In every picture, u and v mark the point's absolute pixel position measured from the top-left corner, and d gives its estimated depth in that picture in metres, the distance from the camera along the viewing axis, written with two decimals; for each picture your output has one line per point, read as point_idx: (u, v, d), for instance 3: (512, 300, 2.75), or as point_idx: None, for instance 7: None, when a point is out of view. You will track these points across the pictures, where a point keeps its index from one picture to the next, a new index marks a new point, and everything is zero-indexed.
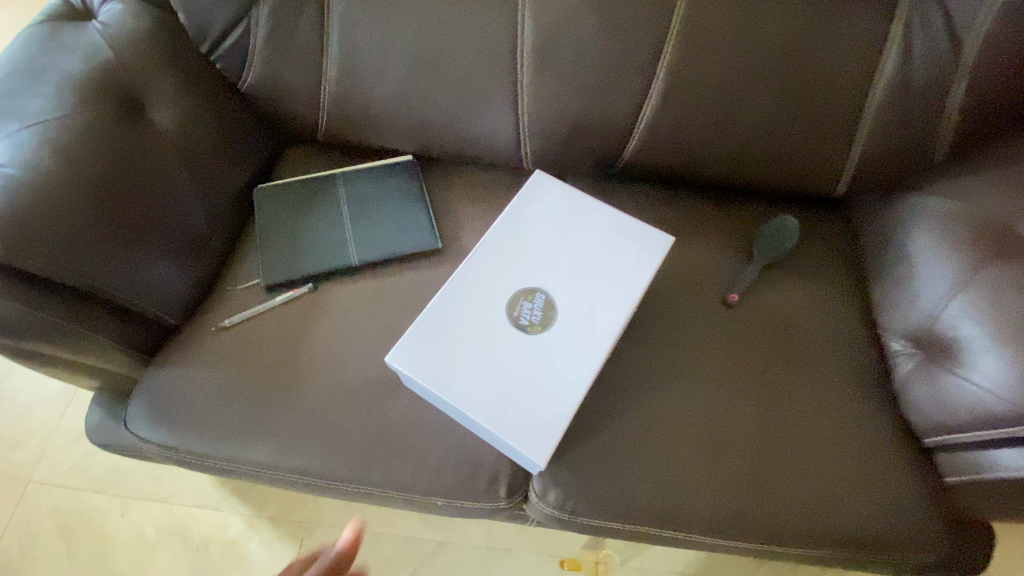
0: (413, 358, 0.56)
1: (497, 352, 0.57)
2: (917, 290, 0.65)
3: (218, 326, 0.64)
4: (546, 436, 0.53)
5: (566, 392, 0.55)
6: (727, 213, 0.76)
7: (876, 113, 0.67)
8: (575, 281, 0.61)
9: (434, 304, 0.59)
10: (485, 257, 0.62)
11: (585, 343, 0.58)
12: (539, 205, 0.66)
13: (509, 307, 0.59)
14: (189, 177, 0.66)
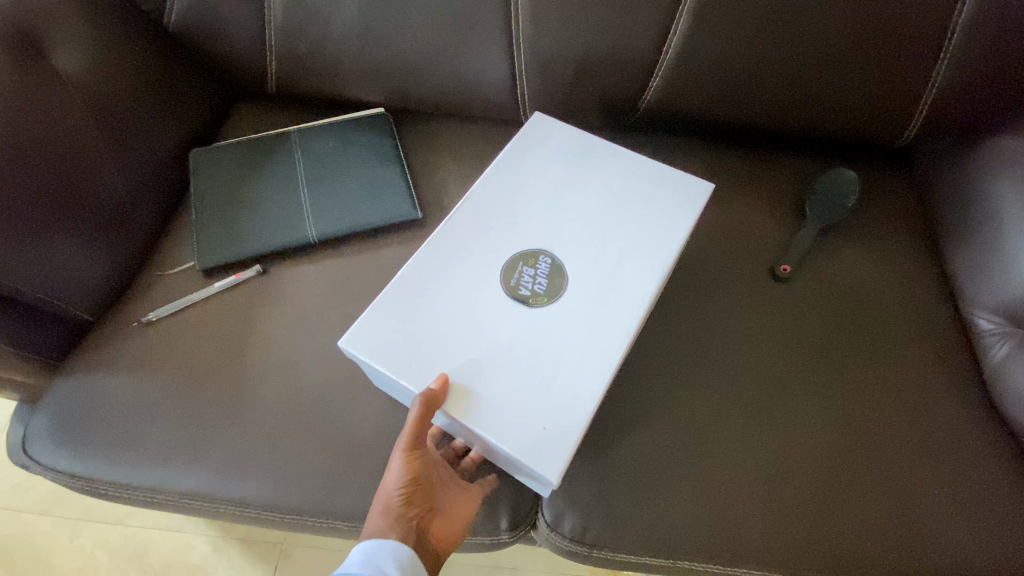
0: (378, 341, 0.44)
1: (489, 332, 0.44)
2: (1016, 256, 0.52)
3: (143, 321, 0.52)
4: (560, 437, 0.41)
5: (584, 378, 0.43)
6: (767, 168, 0.63)
7: (964, 33, 0.53)
8: (589, 244, 0.49)
9: (407, 274, 0.46)
10: (473, 216, 0.49)
11: (605, 318, 0.45)
12: (540, 152, 0.53)
13: (505, 274, 0.47)
14: (102, 134, 0.52)
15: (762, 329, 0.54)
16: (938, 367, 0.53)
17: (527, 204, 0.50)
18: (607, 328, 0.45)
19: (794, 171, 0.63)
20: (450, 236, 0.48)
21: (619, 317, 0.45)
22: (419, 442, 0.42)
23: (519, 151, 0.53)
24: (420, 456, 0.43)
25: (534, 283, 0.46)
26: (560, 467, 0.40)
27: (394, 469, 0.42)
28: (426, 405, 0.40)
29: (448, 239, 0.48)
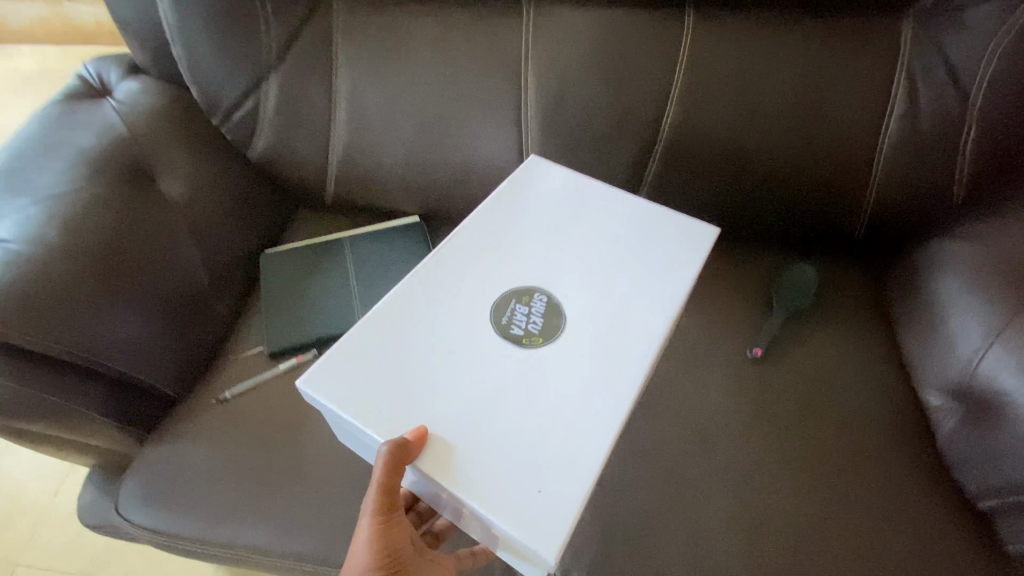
0: (341, 383, 0.45)
1: (476, 371, 0.46)
2: (951, 343, 0.61)
3: (219, 398, 0.62)
4: (563, 501, 0.40)
5: (588, 434, 0.43)
6: (742, 264, 0.74)
7: (888, 160, 0.64)
8: (591, 284, 0.52)
9: (394, 311, 0.49)
10: (471, 257, 0.53)
11: (621, 357, 0.47)
12: (541, 193, 0.58)
13: (498, 313, 0.50)
14: (195, 244, 0.65)
15: (740, 405, 0.63)
16: (895, 441, 0.61)
17: (528, 246, 0.54)
18: (618, 379, 0.46)
19: (766, 263, 0.74)
20: (426, 285, 0.51)
21: (634, 350, 0.48)
22: (387, 504, 0.42)
23: (500, 202, 0.57)
24: (390, 525, 0.43)
25: (529, 322, 0.49)
26: (559, 537, 0.39)
27: (364, 537, 0.42)
28: (394, 457, 0.39)
29: (429, 292, 0.50)
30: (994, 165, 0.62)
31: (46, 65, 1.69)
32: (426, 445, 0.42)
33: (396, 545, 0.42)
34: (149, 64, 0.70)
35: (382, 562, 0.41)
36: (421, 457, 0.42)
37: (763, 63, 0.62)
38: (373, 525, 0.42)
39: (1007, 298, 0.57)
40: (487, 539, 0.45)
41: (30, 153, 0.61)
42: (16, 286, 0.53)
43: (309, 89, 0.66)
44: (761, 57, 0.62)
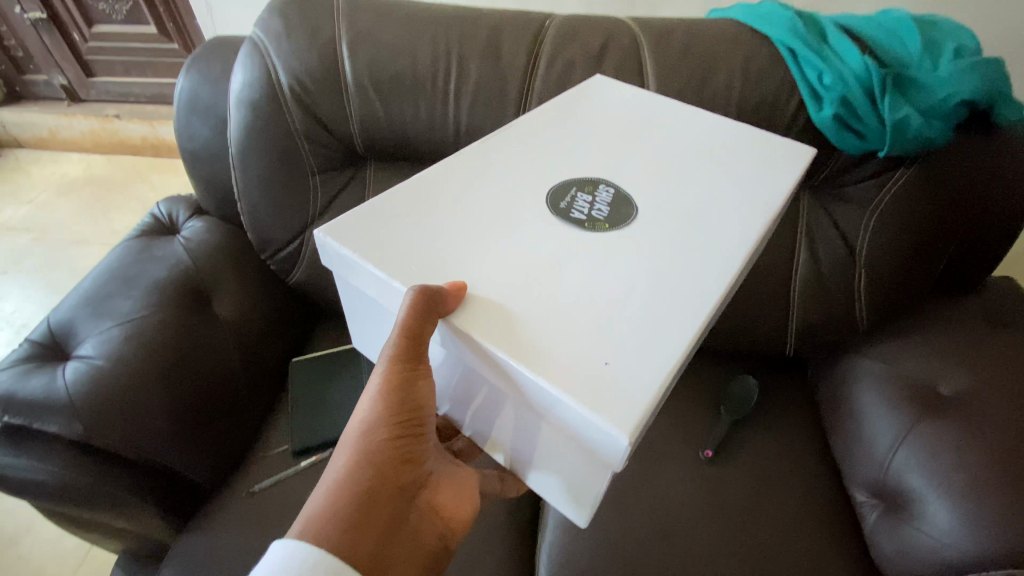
0: (369, 243, 0.42)
1: (535, 249, 0.43)
2: (869, 445, 0.72)
3: (248, 491, 0.73)
4: (643, 379, 0.34)
5: (670, 318, 0.38)
6: (694, 375, 0.89)
7: (800, 294, 0.80)
8: (660, 183, 0.49)
9: (441, 196, 0.47)
10: (531, 151, 0.52)
11: (699, 243, 0.43)
12: (605, 101, 0.61)
13: (560, 198, 0.47)
14: (239, 355, 0.79)
15: (695, 496, 0.74)
16: (832, 531, 0.71)
17: (591, 148, 0.53)
18: (708, 275, 0.41)
19: (716, 373, 0.89)
20: (474, 174, 0.49)
21: (718, 241, 0.44)
22: (405, 358, 0.40)
23: (556, 115, 0.58)
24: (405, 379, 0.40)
25: (591, 209, 0.46)
26: (637, 415, 0.32)
27: (373, 385, 0.41)
28: (423, 299, 0.36)
29: (483, 177, 0.49)
30: (888, 303, 0.75)
31: (90, 172, 1.90)
32: (462, 301, 0.39)
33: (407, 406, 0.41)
34: (212, 206, 0.88)
35: (398, 416, 0.41)
36: (455, 311, 0.38)
37: None
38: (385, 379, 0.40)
39: (908, 409, 0.70)
40: (540, 442, 0.41)
41: (112, 283, 0.76)
42: (100, 394, 0.64)
43: None
44: None
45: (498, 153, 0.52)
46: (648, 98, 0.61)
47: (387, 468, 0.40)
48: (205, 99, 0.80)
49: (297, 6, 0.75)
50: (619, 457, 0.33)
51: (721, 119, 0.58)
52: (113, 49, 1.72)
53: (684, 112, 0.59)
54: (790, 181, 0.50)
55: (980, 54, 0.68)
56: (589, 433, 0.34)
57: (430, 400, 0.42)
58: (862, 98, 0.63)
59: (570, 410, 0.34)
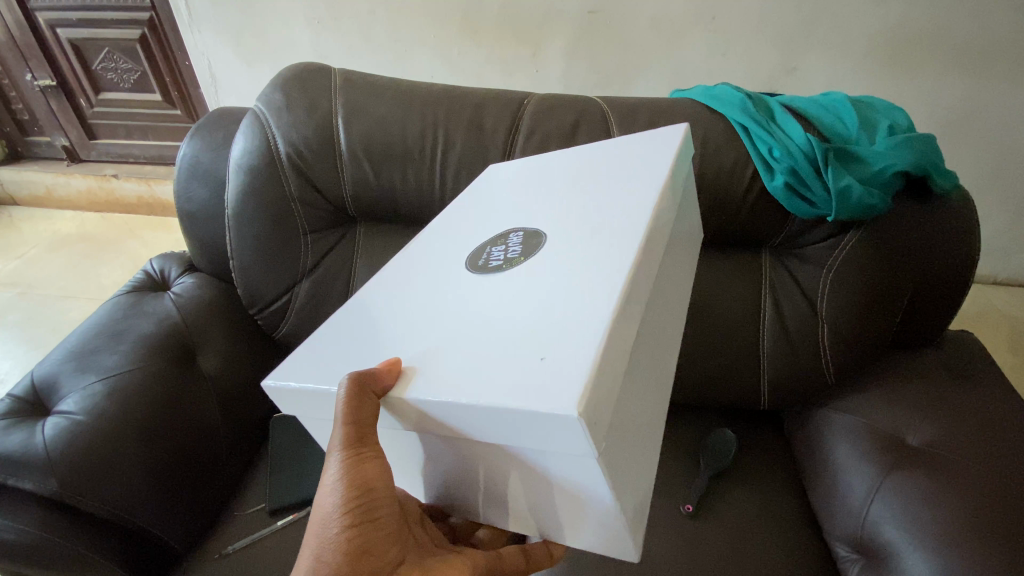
0: (311, 364, 0.46)
1: (466, 300, 0.46)
2: (844, 497, 0.73)
3: (221, 553, 0.72)
4: (577, 358, 0.35)
5: (586, 302, 0.40)
6: (673, 430, 0.91)
7: (768, 347, 0.84)
8: (565, 213, 0.53)
9: (373, 296, 0.52)
10: (453, 231, 0.59)
11: (612, 238, 0.46)
12: (510, 173, 0.68)
13: (475, 260, 0.52)
14: (219, 409, 0.79)
15: (675, 552, 0.73)
16: None
17: (501, 211, 0.59)
18: (614, 256, 0.44)
19: (695, 427, 0.91)
20: (399, 274, 0.55)
21: (622, 231, 0.46)
22: (356, 442, 0.40)
23: (474, 203, 0.63)
24: (361, 461, 0.41)
25: (506, 254, 0.50)
26: (580, 388, 0.33)
27: (330, 478, 0.41)
28: (356, 386, 0.38)
29: (403, 273, 0.55)
30: (852, 356, 0.79)
31: (83, 229, 1.93)
32: (400, 375, 0.41)
33: (364, 491, 0.41)
34: (204, 264, 0.91)
35: (350, 504, 0.40)
36: (393, 388, 0.40)
37: None
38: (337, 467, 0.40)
39: (879, 460, 0.71)
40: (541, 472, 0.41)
41: (99, 339, 0.77)
42: (78, 451, 0.64)
43: (333, 288, 0.85)
44: None
45: (426, 245, 0.59)
46: (543, 158, 0.67)
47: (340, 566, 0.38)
48: (206, 164, 0.85)
49: (297, 84, 0.82)
50: (583, 435, 0.33)
51: (605, 143, 0.64)
52: (117, 114, 1.80)
53: (572, 154, 0.65)
54: (671, 160, 0.55)
55: (913, 130, 0.75)
56: (545, 428, 0.34)
57: (383, 481, 0.42)
58: (807, 169, 0.71)
59: (520, 413, 0.34)
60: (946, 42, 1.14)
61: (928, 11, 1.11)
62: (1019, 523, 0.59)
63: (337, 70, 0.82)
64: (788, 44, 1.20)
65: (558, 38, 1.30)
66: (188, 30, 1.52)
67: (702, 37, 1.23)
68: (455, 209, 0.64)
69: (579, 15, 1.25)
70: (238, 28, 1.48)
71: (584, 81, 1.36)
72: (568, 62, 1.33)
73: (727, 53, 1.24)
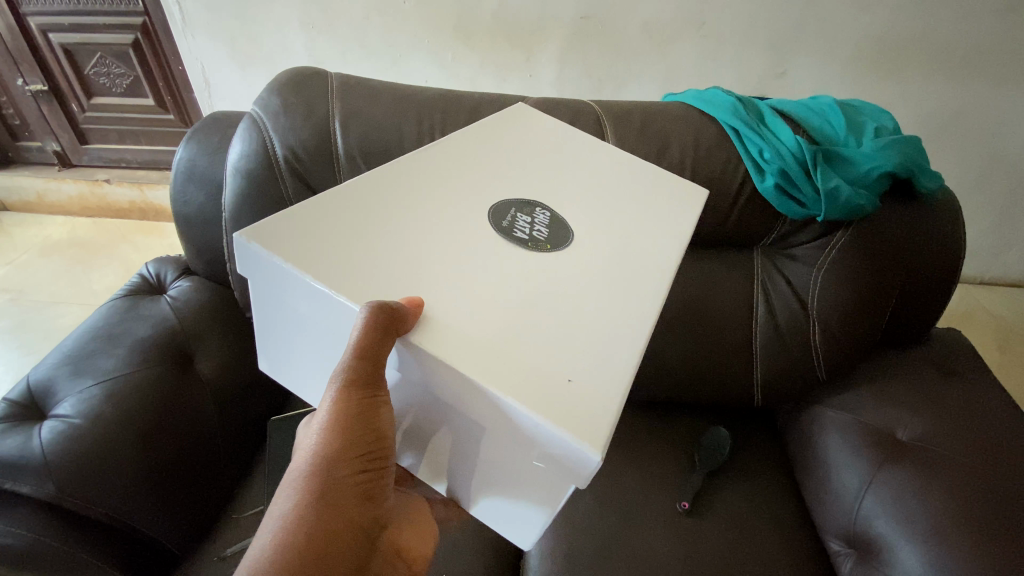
0: (301, 247, 0.42)
1: (484, 262, 0.46)
2: (838, 491, 0.74)
3: (220, 555, 0.73)
4: (604, 398, 0.37)
5: (615, 339, 0.42)
6: (666, 428, 0.92)
7: (763, 343, 0.85)
8: (599, 224, 0.54)
9: (382, 201, 0.49)
10: (466, 167, 0.57)
11: (636, 279, 0.48)
12: (527, 130, 0.67)
13: (499, 217, 0.51)
14: (217, 412, 0.80)
15: (670, 548, 0.74)
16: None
17: (526, 177, 0.58)
18: (639, 298, 0.46)
19: (688, 426, 0.92)
20: (406, 186, 0.51)
21: (649, 276, 0.48)
22: (364, 376, 0.39)
23: (478, 151, 0.60)
24: (364, 401, 0.40)
25: (532, 230, 0.50)
26: (604, 428, 0.35)
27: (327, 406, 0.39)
28: (381, 315, 0.36)
29: (404, 202, 0.50)
30: (842, 353, 0.80)
31: (74, 234, 1.92)
32: (416, 318, 0.39)
33: (366, 428, 0.40)
34: (200, 268, 0.91)
35: (355, 443, 0.39)
36: (411, 329, 0.39)
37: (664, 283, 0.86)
38: (339, 396, 0.39)
39: (871, 455, 0.72)
40: (526, 485, 0.42)
41: (95, 342, 0.77)
42: (76, 455, 0.64)
43: None
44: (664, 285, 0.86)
45: (432, 162, 0.56)
46: (565, 140, 0.66)
47: (347, 505, 0.38)
48: (202, 168, 0.86)
49: (295, 88, 0.82)
50: (590, 473, 0.35)
51: (625, 158, 0.66)
52: (110, 119, 1.79)
53: (594, 149, 0.66)
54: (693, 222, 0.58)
55: (899, 133, 0.78)
56: (562, 451, 0.35)
57: (390, 426, 0.41)
58: (796, 171, 0.73)
59: (547, 431, 0.35)
60: (931, 47, 1.17)
61: (913, 19, 1.14)
62: (1007, 517, 0.60)
63: (334, 73, 0.83)
64: (777, 49, 1.22)
65: (552, 43, 1.31)
66: (182, 36, 1.52)
67: (693, 42, 1.25)
68: (458, 142, 0.60)
69: (572, 19, 1.26)
70: (233, 32, 1.47)
71: (577, 84, 1.37)
72: (561, 66, 1.35)
73: (718, 57, 1.26)
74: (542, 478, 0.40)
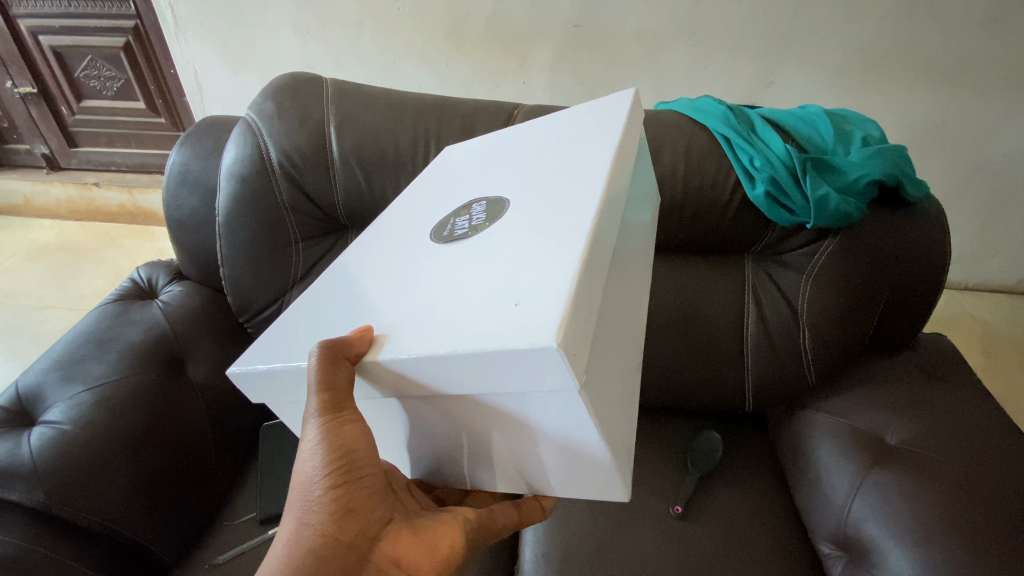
0: (275, 348, 0.46)
1: (437, 265, 0.47)
2: (827, 494, 0.75)
3: (211, 562, 0.73)
4: (550, 300, 0.36)
5: (555, 248, 0.41)
6: (660, 433, 0.93)
7: (753, 349, 0.86)
8: (535, 175, 0.53)
9: (346, 267, 0.53)
10: (427, 202, 0.60)
11: (568, 196, 0.47)
12: (471, 147, 0.70)
13: (440, 230, 0.52)
14: (208, 416, 0.79)
15: (664, 551, 0.75)
16: None
17: (471, 180, 0.60)
18: (578, 205, 0.45)
19: (683, 431, 0.93)
20: (372, 244, 0.56)
21: (587, 185, 0.47)
22: (334, 402, 0.40)
23: (449, 180, 0.63)
24: (340, 425, 0.40)
25: (470, 223, 0.51)
26: (558, 320, 0.34)
27: (307, 435, 0.40)
28: (327, 348, 0.39)
29: (394, 245, 0.54)
30: (832, 357, 0.82)
31: (62, 238, 1.90)
32: (372, 341, 0.41)
33: (345, 447, 0.40)
34: (192, 272, 0.91)
35: (334, 463, 0.40)
36: (368, 352, 0.41)
37: (655, 293, 0.88)
38: (312, 424, 0.40)
39: (859, 457, 0.74)
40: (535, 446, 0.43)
41: (86, 348, 0.77)
42: (65, 461, 0.63)
43: (320, 266, 0.87)
44: (656, 294, 0.88)
45: (389, 220, 0.60)
46: (507, 134, 0.68)
47: (325, 525, 0.38)
48: (195, 171, 0.85)
49: (291, 93, 0.82)
50: (563, 367, 0.34)
51: (575, 109, 0.64)
52: (100, 122, 1.78)
53: (540, 122, 0.65)
54: (621, 131, 0.55)
55: (885, 142, 0.79)
56: (530, 368, 0.34)
57: (365, 438, 0.41)
58: (786, 179, 0.74)
59: (505, 354, 0.34)
60: (916, 56, 1.19)
61: (897, 31, 1.17)
62: (994, 517, 0.61)
63: (329, 79, 0.83)
64: (766, 57, 1.24)
65: (545, 51, 1.33)
66: (174, 40, 1.51)
67: (684, 51, 1.26)
68: (417, 191, 0.64)
69: (564, 28, 1.28)
70: (225, 38, 1.47)
71: (570, 92, 1.39)
72: (554, 73, 1.36)
73: (708, 66, 1.28)
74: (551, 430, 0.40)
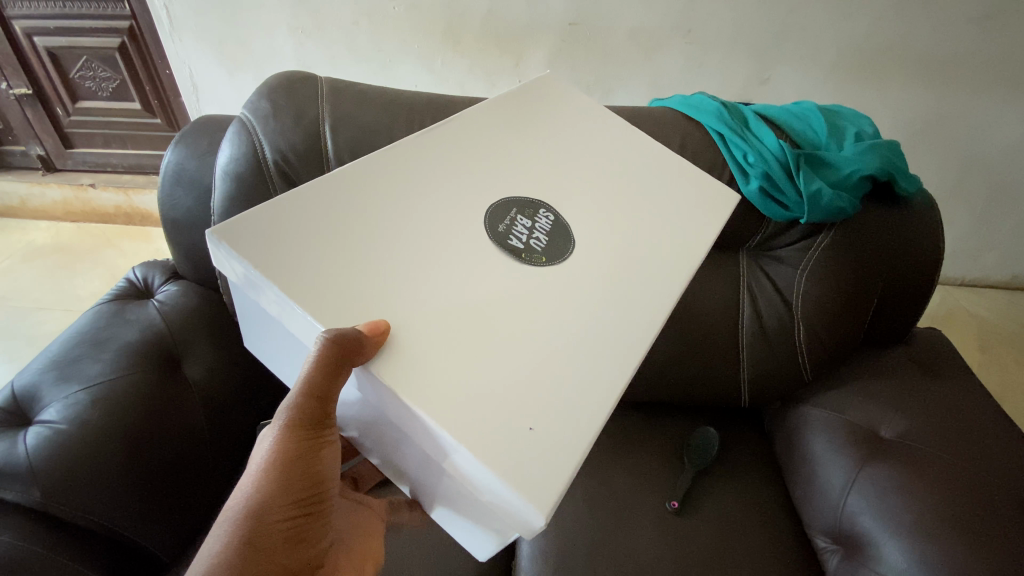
0: (254, 245, 0.48)
1: (475, 277, 0.53)
2: (823, 487, 0.75)
3: None
4: (560, 452, 0.45)
5: (592, 393, 0.49)
6: (656, 429, 0.92)
7: (749, 345, 0.86)
8: (595, 248, 0.61)
9: (356, 206, 0.54)
10: (460, 165, 0.62)
11: (620, 321, 0.55)
12: (489, 118, 0.69)
13: (492, 222, 0.58)
14: (206, 415, 0.80)
15: (659, 546, 0.75)
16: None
17: (521, 175, 0.64)
18: (622, 338, 0.54)
19: (681, 426, 0.93)
20: (385, 186, 0.57)
21: (630, 316, 0.56)
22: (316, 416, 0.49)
23: (459, 153, 0.63)
24: (308, 436, 0.49)
25: (529, 238, 0.58)
26: (550, 494, 0.42)
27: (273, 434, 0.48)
28: (335, 342, 0.42)
29: (381, 217, 0.54)
30: (825, 352, 0.83)
31: (59, 240, 1.90)
32: (377, 341, 0.45)
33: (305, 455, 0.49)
34: (188, 271, 0.91)
35: (297, 465, 0.48)
36: (371, 355, 0.45)
37: None
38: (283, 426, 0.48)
39: (855, 450, 0.74)
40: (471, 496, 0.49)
41: (81, 348, 0.76)
42: (63, 461, 0.63)
43: None
44: None
45: (409, 153, 0.61)
46: (565, 134, 0.71)
47: (279, 546, 0.45)
48: (191, 171, 0.85)
49: (285, 91, 0.82)
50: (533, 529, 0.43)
51: (653, 157, 0.72)
52: (95, 123, 1.77)
53: (609, 147, 0.71)
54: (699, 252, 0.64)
55: (877, 138, 0.80)
56: (512, 513, 0.44)
57: (328, 469, 0.50)
58: (779, 173, 0.75)
59: (497, 486, 0.42)
60: (910, 54, 1.20)
61: (892, 27, 1.17)
62: (984, 509, 0.62)
63: (324, 78, 0.83)
64: (760, 55, 1.25)
65: (541, 49, 1.33)
66: (170, 40, 1.49)
67: (679, 48, 1.27)
68: (434, 136, 0.64)
69: (560, 26, 1.28)
70: (221, 37, 1.47)
71: None
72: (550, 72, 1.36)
73: (704, 64, 1.28)
74: (487, 521, 0.50)
